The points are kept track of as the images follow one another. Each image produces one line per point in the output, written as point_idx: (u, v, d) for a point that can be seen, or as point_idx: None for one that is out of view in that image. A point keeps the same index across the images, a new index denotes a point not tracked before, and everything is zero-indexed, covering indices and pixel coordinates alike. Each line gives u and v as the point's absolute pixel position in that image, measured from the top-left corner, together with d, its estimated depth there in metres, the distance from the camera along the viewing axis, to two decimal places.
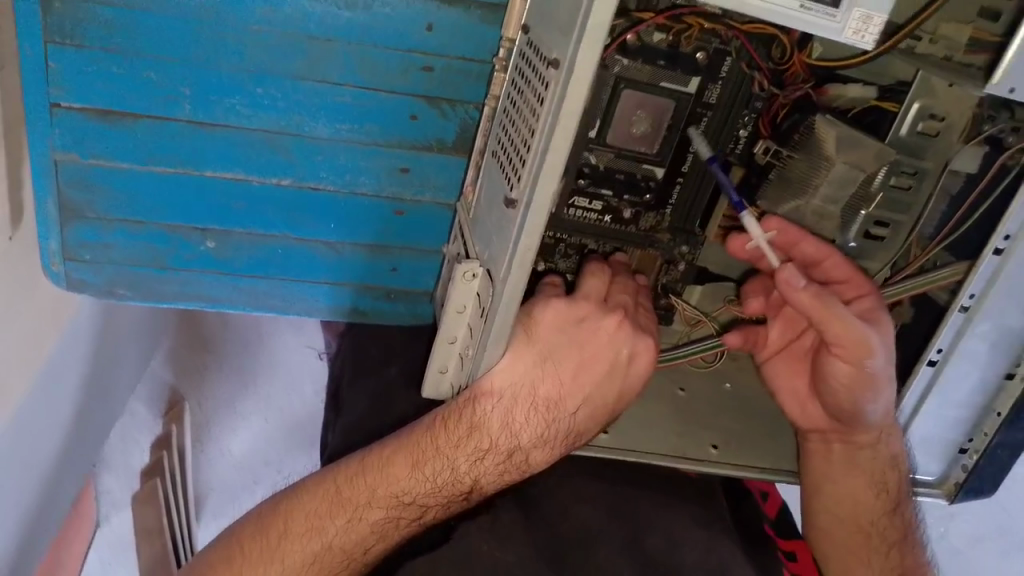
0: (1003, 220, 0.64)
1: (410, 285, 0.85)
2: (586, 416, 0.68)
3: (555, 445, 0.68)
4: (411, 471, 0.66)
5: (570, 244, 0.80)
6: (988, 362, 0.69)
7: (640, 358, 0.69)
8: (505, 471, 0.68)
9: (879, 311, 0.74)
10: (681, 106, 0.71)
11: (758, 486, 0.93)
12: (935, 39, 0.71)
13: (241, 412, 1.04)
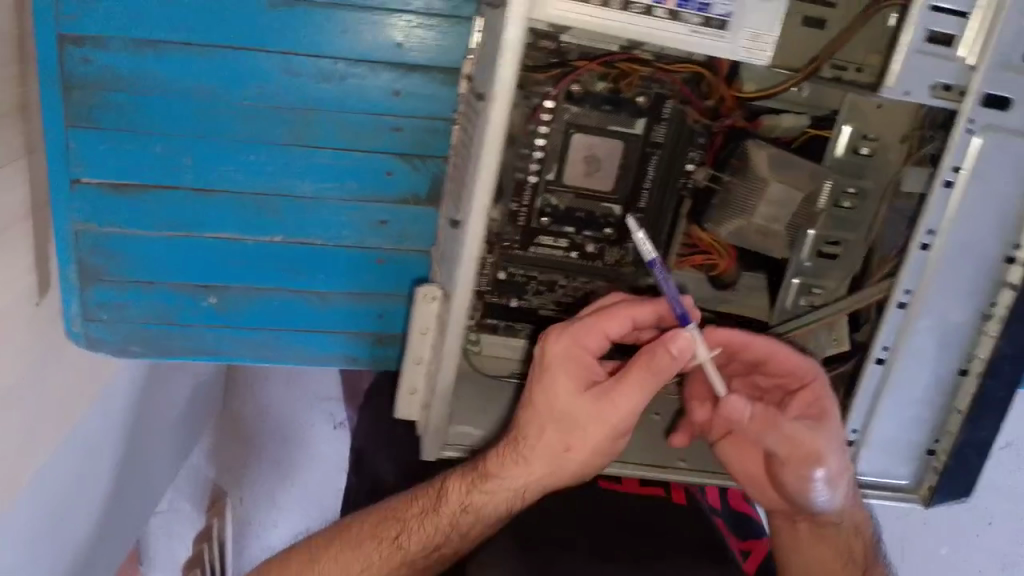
0: (922, 218, 0.67)
1: (391, 330, 0.91)
2: (527, 418, 0.74)
3: (509, 455, 0.74)
4: (404, 501, 0.80)
5: (541, 281, 0.86)
6: (937, 360, 0.71)
7: (564, 380, 0.72)
8: (472, 487, 0.76)
9: (821, 391, 0.74)
10: (631, 146, 0.80)
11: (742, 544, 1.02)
12: (862, 67, 0.74)
13: (275, 500, 1.20)
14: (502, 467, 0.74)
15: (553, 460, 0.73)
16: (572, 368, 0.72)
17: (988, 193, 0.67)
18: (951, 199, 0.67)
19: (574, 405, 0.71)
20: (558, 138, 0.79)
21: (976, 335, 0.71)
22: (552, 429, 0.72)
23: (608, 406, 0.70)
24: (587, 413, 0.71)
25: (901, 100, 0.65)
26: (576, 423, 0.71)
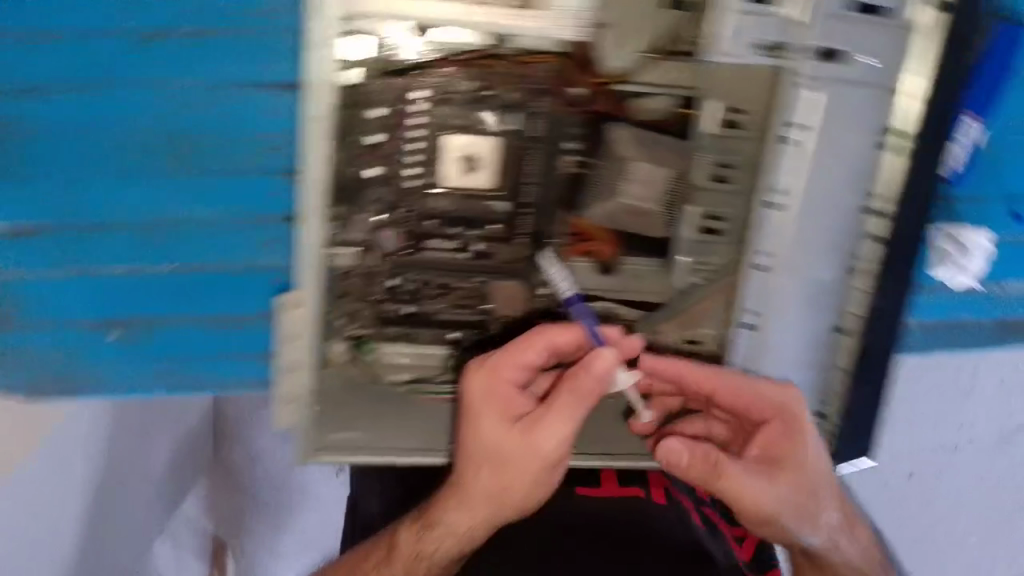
0: (766, 182, 0.71)
1: (247, 348, 0.92)
2: (464, 462, 0.78)
3: (453, 500, 0.79)
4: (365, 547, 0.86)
5: (434, 284, 0.87)
6: (809, 316, 0.76)
7: (490, 416, 0.78)
8: (421, 532, 0.81)
9: (731, 382, 0.78)
10: (509, 143, 0.81)
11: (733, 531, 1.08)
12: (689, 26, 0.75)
13: (284, 547, 1.41)
14: (448, 511, 0.79)
15: (493, 498, 0.77)
16: (496, 405, 0.78)
17: (833, 152, 0.69)
18: (795, 156, 0.70)
19: (502, 440, 0.76)
20: (432, 141, 0.80)
21: (842, 289, 0.75)
22: (488, 466, 0.77)
23: (533, 438, 0.75)
24: (511, 445, 0.76)
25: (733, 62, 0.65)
26: (505, 458, 0.76)
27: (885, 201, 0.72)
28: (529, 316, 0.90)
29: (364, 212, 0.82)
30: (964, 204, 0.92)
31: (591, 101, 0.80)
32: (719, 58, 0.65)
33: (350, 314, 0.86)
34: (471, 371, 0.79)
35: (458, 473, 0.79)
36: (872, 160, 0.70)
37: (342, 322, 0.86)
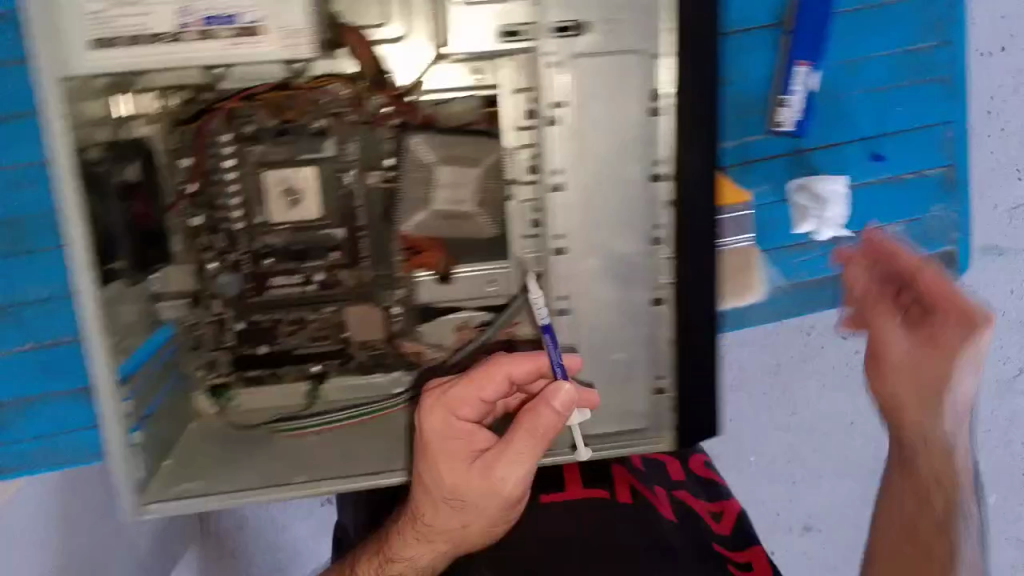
0: (545, 160, 0.67)
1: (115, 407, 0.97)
2: (426, 503, 0.70)
3: (411, 535, 0.74)
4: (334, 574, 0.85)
5: (289, 321, 0.86)
6: (626, 295, 0.69)
7: (454, 458, 0.67)
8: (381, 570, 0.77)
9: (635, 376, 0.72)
10: (327, 169, 0.81)
11: (707, 505, 1.06)
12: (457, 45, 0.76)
13: None
14: (406, 549, 0.74)
15: (449, 535, 0.71)
16: (452, 445, 0.67)
17: (600, 113, 0.65)
18: (564, 136, 0.66)
19: (462, 484, 0.67)
20: (248, 180, 0.81)
21: (651, 257, 0.68)
22: (443, 508, 0.69)
23: (493, 481, 0.66)
24: (474, 490, 0.67)
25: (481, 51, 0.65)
26: (466, 502, 0.68)
27: (671, 164, 0.66)
28: (387, 339, 0.88)
29: (200, 259, 0.84)
30: (816, 154, 0.92)
31: (400, 116, 0.81)
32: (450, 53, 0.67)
33: (208, 364, 0.87)
34: (428, 408, 0.68)
35: (416, 510, 0.72)
36: (647, 126, 0.65)
37: (201, 372, 0.87)
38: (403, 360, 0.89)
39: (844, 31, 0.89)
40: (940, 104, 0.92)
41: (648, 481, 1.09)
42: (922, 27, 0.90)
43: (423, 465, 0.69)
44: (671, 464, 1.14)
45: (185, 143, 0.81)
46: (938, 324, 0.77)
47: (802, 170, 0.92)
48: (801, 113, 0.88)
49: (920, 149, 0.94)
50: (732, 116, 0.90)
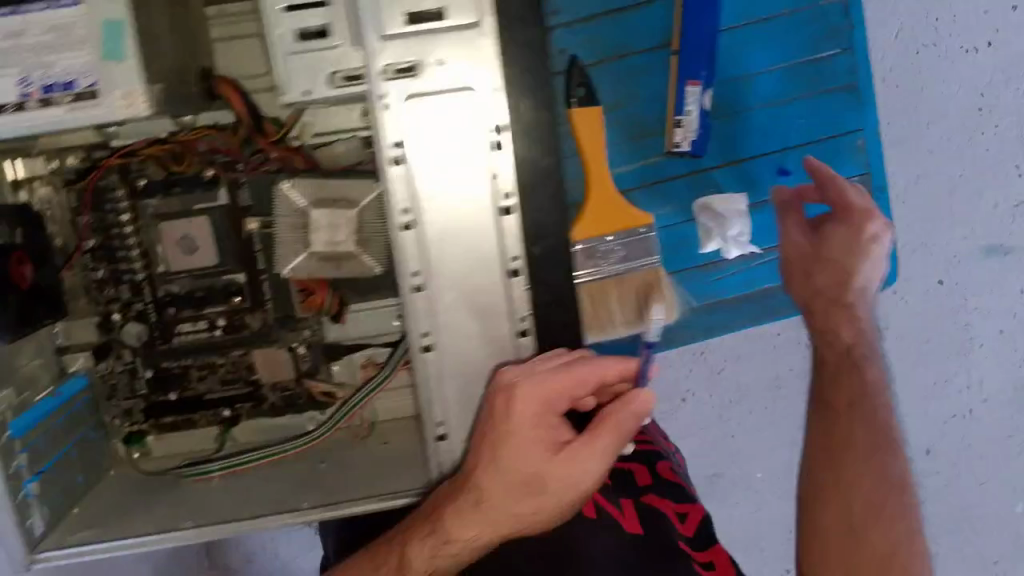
0: (391, 198, 0.66)
1: None
2: (499, 489, 0.71)
3: (474, 516, 0.71)
4: (363, 562, 0.80)
5: (199, 366, 0.88)
6: (489, 327, 0.69)
7: (529, 444, 0.71)
8: (435, 551, 0.73)
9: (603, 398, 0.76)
10: (220, 217, 0.84)
11: (675, 509, 1.00)
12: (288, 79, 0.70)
13: None
14: (466, 529, 0.72)
15: (516, 522, 0.72)
16: (541, 429, 0.72)
17: (440, 151, 0.66)
18: (407, 174, 0.66)
19: (545, 470, 0.71)
20: (144, 233, 0.85)
21: (509, 289, 0.68)
22: (512, 489, 0.71)
23: (578, 471, 0.71)
24: (555, 477, 0.71)
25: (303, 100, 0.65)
26: (542, 487, 0.72)
27: (515, 194, 0.66)
28: (296, 379, 0.89)
29: (106, 309, 0.88)
30: (720, 170, 0.91)
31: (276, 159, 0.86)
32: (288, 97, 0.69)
33: (125, 412, 0.90)
34: (515, 388, 0.67)
35: (485, 494, 0.71)
36: (489, 158, 0.66)
37: (119, 420, 0.90)
38: (313, 401, 0.90)
39: (730, 48, 0.89)
40: (843, 113, 0.91)
41: (614, 496, 0.98)
42: (814, 37, 0.89)
43: (503, 447, 0.70)
44: (638, 470, 1.03)
45: (77, 201, 0.85)
46: (832, 234, 0.88)
47: (708, 189, 0.91)
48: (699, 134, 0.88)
49: (828, 159, 0.92)
50: (613, 145, 0.89)
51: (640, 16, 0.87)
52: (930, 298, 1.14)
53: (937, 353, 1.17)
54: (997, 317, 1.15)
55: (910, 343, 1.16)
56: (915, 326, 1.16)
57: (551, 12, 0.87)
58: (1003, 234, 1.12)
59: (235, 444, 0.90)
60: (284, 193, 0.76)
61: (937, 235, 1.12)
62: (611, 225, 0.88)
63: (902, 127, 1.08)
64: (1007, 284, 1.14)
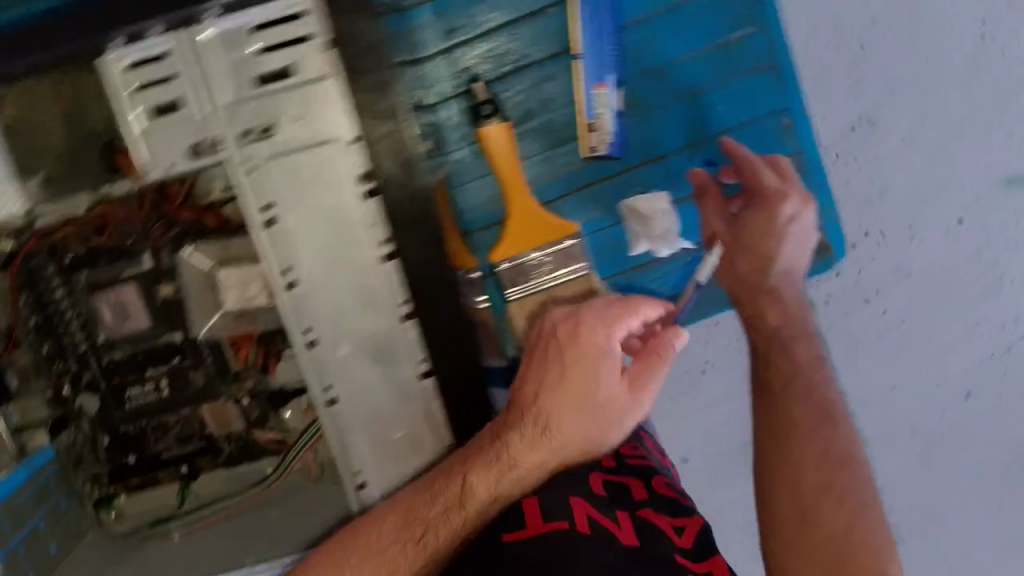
0: (271, 261, 0.66)
1: None
2: (565, 405, 0.74)
3: (539, 440, 0.75)
4: (419, 493, 0.72)
5: (153, 426, 0.91)
6: (391, 371, 0.70)
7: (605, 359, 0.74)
8: (501, 476, 0.75)
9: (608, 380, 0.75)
10: (146, 283, 0.85)
11: (671, 522, 0.90)
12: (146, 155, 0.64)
13: None
14: (531, 453, 0.75)
15: (581, 440, 0.74)
16: (602, 363, 0.73)
17: (312, 206, 0.65)
18: (284, 235, 0.65)
19: (614, 392, 0.74)
20: (81, 305, 0.87)
21: (403, 334, 0.69)
22: (571, 413, 0.74)
23: (639, 395, 0.74)
24: (617, 398, 0.74)
25: (165, 175, 0.64)
26: (608, 410, 0.74)
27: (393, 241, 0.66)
28: (246, 429, 0.91)
29: (59, 383, 0.90)
30: (643, 168, 0.90)
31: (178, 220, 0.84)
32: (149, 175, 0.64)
33: (93, 477, 0.93)
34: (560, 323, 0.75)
35: (551, 416, 0.74)
36: (363, 208, 0.65)
37: (89, 485, 0.92)
38: (268, 448, 0.91)
39: (637, 44, 0.86)
40: (765, 94, 0.88)
41: (608, 508, 0.88)
42: (724, 21, 0.86)
43: (568, 373, 0.74)
44: (632, 484, 0.94)
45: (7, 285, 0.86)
46: (748, 220, 0.86)
47: (635, 188, 0.90)
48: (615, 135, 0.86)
49: (755, 143, 0.89)
50: (527, 158, 0.88)
51: (536, 26, 0.85)
52: (951, 240, 1.12)
53: (961, 293, 1.15)
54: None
55: (933, 287, 1.15)
56: (939, 266, 1.13)
57: (446, 32, 0.85)
58: (1018, 162, 1.08)
59: (198, 498, 0.92)
60: (188, 256, 0.84)
61: (949, 173, 1.09)
62: (538, 238, 0.87)
63: (905, 62, 1.04)
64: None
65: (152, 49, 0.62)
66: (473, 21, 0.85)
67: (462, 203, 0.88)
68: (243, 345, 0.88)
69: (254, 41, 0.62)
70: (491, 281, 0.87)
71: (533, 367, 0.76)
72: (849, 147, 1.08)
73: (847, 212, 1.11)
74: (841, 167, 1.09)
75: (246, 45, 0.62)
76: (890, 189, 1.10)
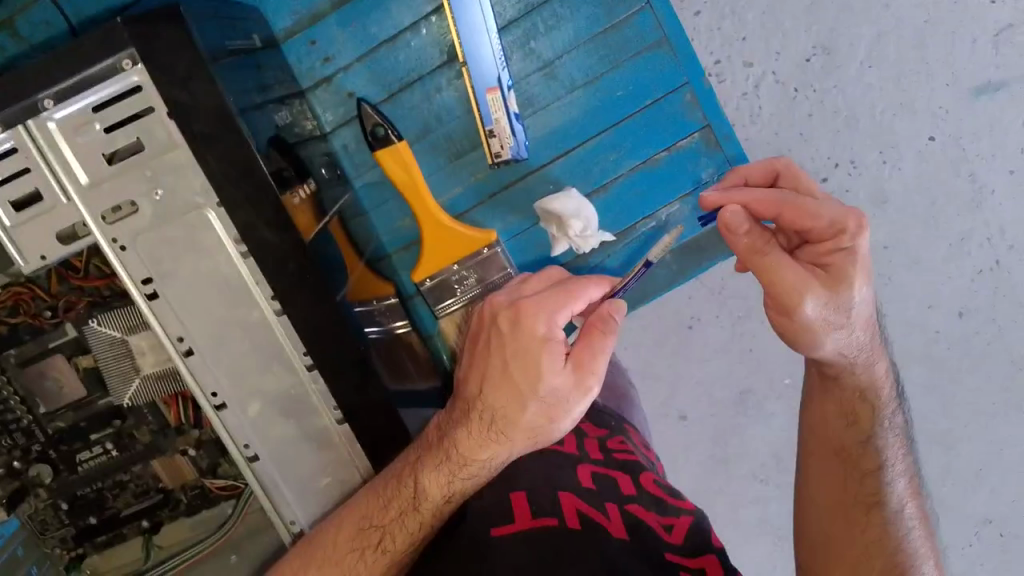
0: (164, 329, 0.65)
1: None
2: (507, 400, 0.69)
3: (486, 435, 0.71)
4: (372, 500, 0.69)
5: (109, 486, 0.92)
6: (305, 426, 0.69)
7: (544, 350, 0.67)
8: (451, 477, 0.72)
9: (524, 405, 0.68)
10: (69, 351, 0.85)
11: (659, 520, 0.83)
12: (21, 248, 0.64)
13: None
14: (479, 451, 0.71)
15: (532, 431, 0.69)
16: (543, 350, 0.67)
17: (192, 275, 0.65)
18: (172, 305, 0.65)
19: (557, 386, 0.67)
20: (18, 382, 0.86)
21: (307, 389, 0.68)
22: (515, 405, 0.68)
23: (586, 376, 0.67)
24: (555, 390, 0.67)
25: (43, 266, 0.64)
26: (557, 398, 0.67)
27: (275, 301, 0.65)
28: (200, 477, 0.92)
29: (9, 458, 0.89)
30: (555, 166, 0.88)
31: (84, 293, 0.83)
32: (30, 268, 0.64)
33: (61, 540, 0.94)
34: (499, 315, 0.70)
35: (494, 410, 0.69)
36: (244, 270, 0.65)
37: (58, 548, 0.94)
38: (221, 494, 0.93)
39: (523, 41, 0.85)
40: (662, 72, 0.85)
41: (600, 502, 0.85)
42: (606, 4, 0.84)
43: (510, 363, 0.68)
44: (620, 479, 0.90)
45: None
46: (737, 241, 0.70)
47: (545, 187, 0.88)
48: (516, 136, 0.84)
49: (662, 123, 0.87)
50: (432, 173, 0.88)
51: (414, 39, 0.84)
52: (925, 160, 1.04)
53: (947, 215, 1.06)
54: (1005, 156, 1.03)
55: (916, 211, 1.06)
56: (919, 187, 1.05)
57: (324, 60, 0.84)
58: (988, 69, 1.01)
59: (161, 550, 0.95)
60: (96, 330, 0.78)
61: (917, 89, 1.02)
62: (453, 253, 0.86)
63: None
64: (1008, 124, 1.02)
65: None
66: (349, 44, 0.84)
67: (375, 228, 0.89)
68: (173, 404, 0.86)
69: (97, 122, 0.62)
70: (418, 300, 0.90)
71: (479, 358, 0.71)
72: (807, 79, 1.03)
73: (815, 144, 1.05)
74: (800, 103, 1.03)
75: (91, 127, 0.62)
76: (857, 112, 1.03)
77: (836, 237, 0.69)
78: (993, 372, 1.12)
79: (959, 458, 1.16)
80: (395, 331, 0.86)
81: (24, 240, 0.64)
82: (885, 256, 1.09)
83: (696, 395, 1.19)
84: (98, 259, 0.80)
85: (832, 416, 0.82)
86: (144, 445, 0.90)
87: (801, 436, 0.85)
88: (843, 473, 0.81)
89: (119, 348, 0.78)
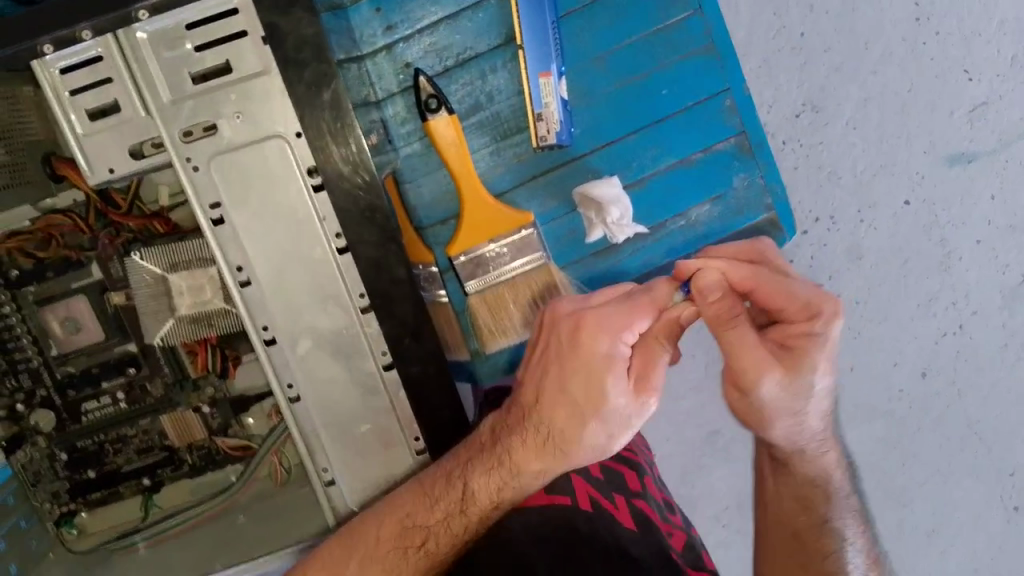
0: (224, 256, 0.66)
1: None
2: (564, 416, 0.68)
3: (542, 446, 0.70)
4: (419, 498, 0.70)
5: (111, 440, 0.88)
6: (352, 368, 0.69)
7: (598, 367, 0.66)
8: (501, 483, 0.71)
9: (581, 420, 0.67)
10: (96, 291, 0.84)
11: (663, 524, 0.83)
12: (91, 159, 0.65)
13: None
14: (530, 459, 0.70)
15: (593, 447, 0.69)
16: (605, 368, 0.65)
17: (258, 205, 0.65)
18: (235, 234, 0.66)
19: (615, 404, 0.66)
20: (32, 320, 0.84)
21: (359, 332, 0.68)
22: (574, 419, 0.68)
23: (648, 396, 0.66)
24: (614, 410, 0.66)
25: (110, 179, 0.65)
26: (614, 414, 0.67)
27: (340, 236, 0.66)
28: (209, 437, 0.89)
29: (12, 401, 0.86)
30: (594, 155, 0.90)
31: (130, 231, 0.82)
32: (98, 181, 0.65)
33: (53, 494, 0.89)
34: (553, 320, 0.69)
35: (552, 425, 0.69)
36: (314, 205, 0.65)
37: (48, 502, 0.89)
38: (230, 455, 0.90)
39: (574, 36, 0.88)
40: (706, 76, 0.90)
41: (608, 488, 0.82)
42: (659, 6, 0.88)
43: (568, 376, 0.67)
44: (628, 474, 0.86)
45: None
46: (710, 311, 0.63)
47: (584, 176, 0.91)
48: (563, 124, 0.87)
49: (701, 126, 0.90)
50: (476, 151, 0.89)
51: (475, 19, 0.87)
52: (902, 221, 1.06)
53: (917, 275, 1.08)
54: (974, 225, 1.06)
55: (889, 270, 1.08)
56: (894, 244, 1.07)
57: (385, 28, 0.85)
58: (965, 141, 1.03)
59: (161, 510, 0.91)
60: (137, 265, 0.77)
61: (897, 153, 1.04)
62: (491, 230, 0.87)
63: (846, 43, 1.01)
64: (976, 194, 1.05)
65: (86, 53, 0.63)
66: (413, 15, 0.86)
67: (415, 200, 0.90)
68: (199, 351, 0.86)
69: (190, 41, 0.63)
70: (450, 275, 0.90)
71: (539, 363, 0.70)
72: (796, 133, 1.03)
73: (799, 195, 1.05)
74: (787, 154, 1.04)
75: (181, 44, 0.63)
76: (840, 168, 1.04)
77: (807, 322, 0.64)
78: (951, 433, 1.15)
79: (914, 513, 1.18)
80: (435, 300, 0.91)
81: (96, 151, 0.65)
82: (859, 310, 1.09)
83: (668, 431, 1.14)
84: (140, 201, 0.81)
85: (787, 499, 0.82)
86: (157, 397, 0.87)
87: (760, 509, 0.85)
88: (803, 556, 0.81)
89: (161, 287, 0.77)
